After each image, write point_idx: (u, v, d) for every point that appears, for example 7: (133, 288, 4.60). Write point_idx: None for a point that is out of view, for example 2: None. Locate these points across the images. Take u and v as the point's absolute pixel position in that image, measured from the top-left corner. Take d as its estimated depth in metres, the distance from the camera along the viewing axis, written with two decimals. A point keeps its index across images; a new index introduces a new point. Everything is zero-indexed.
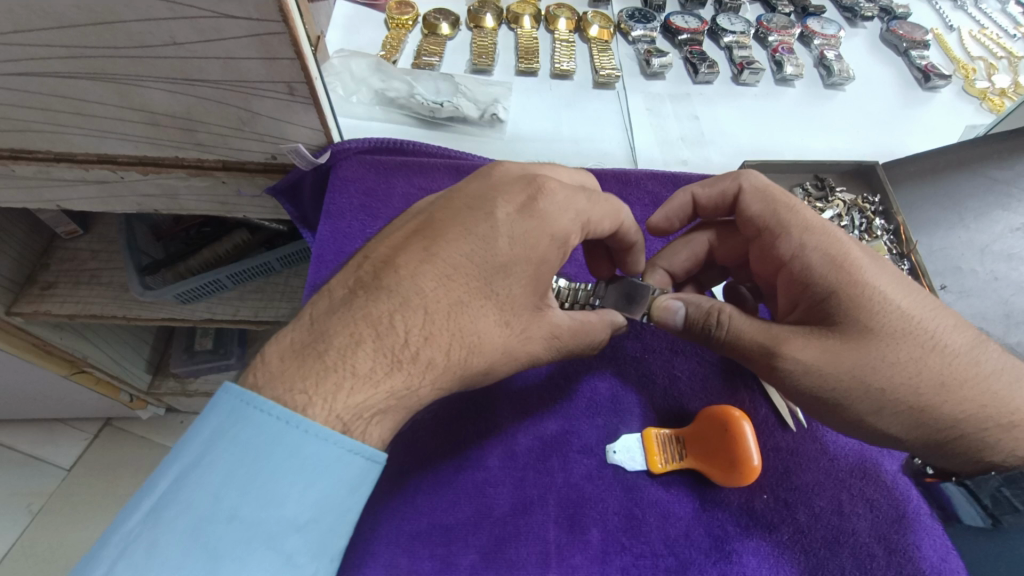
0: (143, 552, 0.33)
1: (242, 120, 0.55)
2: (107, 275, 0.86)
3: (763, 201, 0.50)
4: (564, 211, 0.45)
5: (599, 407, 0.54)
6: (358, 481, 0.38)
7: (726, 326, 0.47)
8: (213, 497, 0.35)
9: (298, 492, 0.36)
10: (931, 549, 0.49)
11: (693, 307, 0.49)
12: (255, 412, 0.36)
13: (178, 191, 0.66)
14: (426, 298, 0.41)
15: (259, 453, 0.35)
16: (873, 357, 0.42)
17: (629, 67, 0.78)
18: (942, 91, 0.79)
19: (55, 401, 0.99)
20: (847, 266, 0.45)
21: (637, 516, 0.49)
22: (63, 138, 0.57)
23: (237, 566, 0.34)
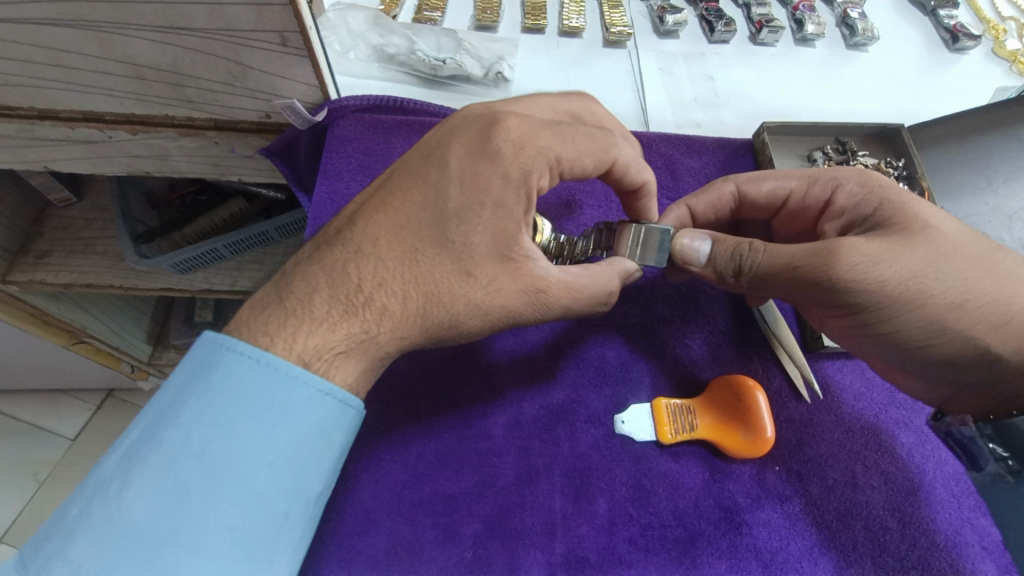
0: (120, 482, 0.34)
1: (232, 74, 0.52)
2: (102, 243, 0.83)
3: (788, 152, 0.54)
4: (526, 148, 0.42)
5: (606, 375, 0.53)
6: (329, 424, 0.39)
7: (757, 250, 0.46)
8: (185, 433, 0.36)
9: (268, 430, 0.37)
10: (947, 522, 0.48)
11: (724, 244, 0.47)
12: (227, 354, 0.38)
13: (169, 152, 0.63)
14: (378, 250, 0.41)
15: (228, 391, 0.37)
16: (919, 257, 0.42)
17: (641, 25, 0.74)
18: (971, 52, 0.75)
19: (55, 371, 0.98)
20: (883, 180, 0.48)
21: (645, 487, 0.48)
22: (45, 93, 0.54)
23: (209, 497, 0.35)
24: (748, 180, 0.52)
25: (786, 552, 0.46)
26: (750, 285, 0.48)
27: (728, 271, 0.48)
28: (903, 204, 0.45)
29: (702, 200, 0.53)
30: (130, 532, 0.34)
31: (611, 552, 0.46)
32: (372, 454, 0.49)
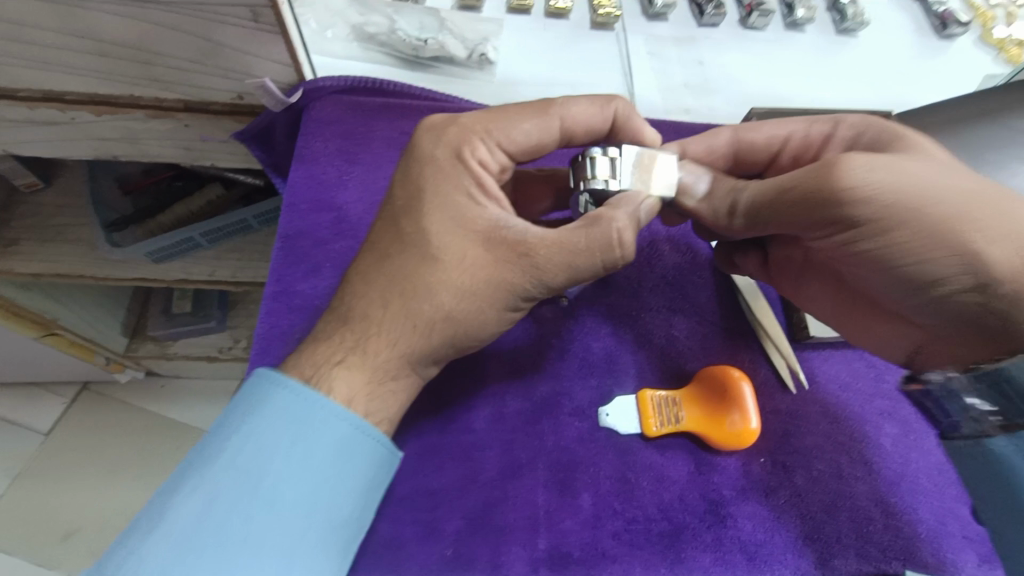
0: (172, 502, 0.39)
1: (202, 52, 0.49)
2: (73, 231, 0.80)
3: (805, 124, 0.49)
4: (442, 138, 0.45)
5: (592, 366, 0.52)
6: (359, 451, 0.42)
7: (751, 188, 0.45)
8: (227, 457, 0.40)
9: (303, 456, 0.41)
10: (930, 512, 0.48)
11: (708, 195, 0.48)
12: (273, 385, 0.42)
13: (138, 135, 0.60)
14: (361, 266, 0.45)
15: (273, 421, 0.41)
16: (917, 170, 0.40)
17: (630, 6, 0.71)
18: (960, 39, 0.74)
19: (26, 364, 0.95)
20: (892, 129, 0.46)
21: (630, 480, 0.47)
22: (0, 70, 0.51)
23: (246, 515, 0.39)
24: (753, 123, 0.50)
25: (770, 544, 0.46)
26: (749, 225, 0.46)
27: (727, 212, 0.47)
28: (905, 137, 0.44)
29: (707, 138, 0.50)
30: (177, 545, 0.37)
31: (595, 546, 0.45)
32: None
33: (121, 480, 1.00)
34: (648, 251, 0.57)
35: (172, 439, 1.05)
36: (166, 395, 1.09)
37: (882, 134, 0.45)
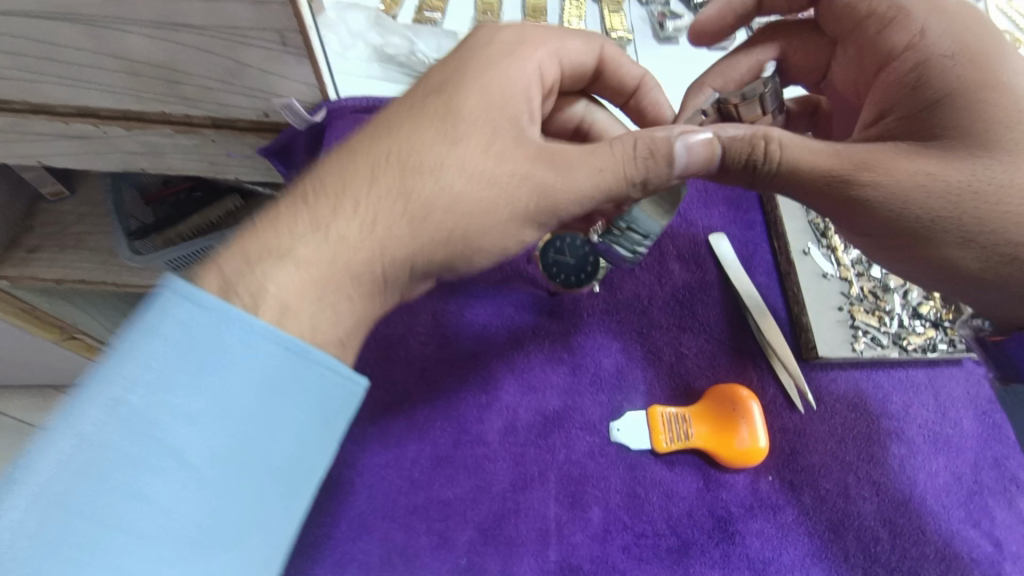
0: (59, 438, 0.32)
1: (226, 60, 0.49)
2: (95, 238, 0.82)
3: None
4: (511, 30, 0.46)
5: (603, 382, 0.53)
6: (313, 396, 0.37)
7: (779, 137, 0.41)
8: (145, 375, 0.33)
9: (241, 392, 0.35)
10: (936, 533, 0.49)
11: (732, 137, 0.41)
12: (187, 311, 0.35)
13: (165, 150, 0.62)
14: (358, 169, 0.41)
15: (192, 351, 0.34)
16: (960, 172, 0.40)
17: (642, 30, 0.74)
18: None
19: (44, 367, 0.97)
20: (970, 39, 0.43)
21: (639, 495, 0.48)
22: (39, 87, 0.53)
23: (151, 470, 0.33)
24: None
25: (778, 561, 0.47)
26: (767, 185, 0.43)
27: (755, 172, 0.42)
28: (991, 58, 0.42)
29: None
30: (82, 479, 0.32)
31: (604, 559, 0.46)
32: (368, 459, 0.49)
33: None
34: (658, 269, 0.58)
35: None
36: None
37: (944, 61, 0.43)
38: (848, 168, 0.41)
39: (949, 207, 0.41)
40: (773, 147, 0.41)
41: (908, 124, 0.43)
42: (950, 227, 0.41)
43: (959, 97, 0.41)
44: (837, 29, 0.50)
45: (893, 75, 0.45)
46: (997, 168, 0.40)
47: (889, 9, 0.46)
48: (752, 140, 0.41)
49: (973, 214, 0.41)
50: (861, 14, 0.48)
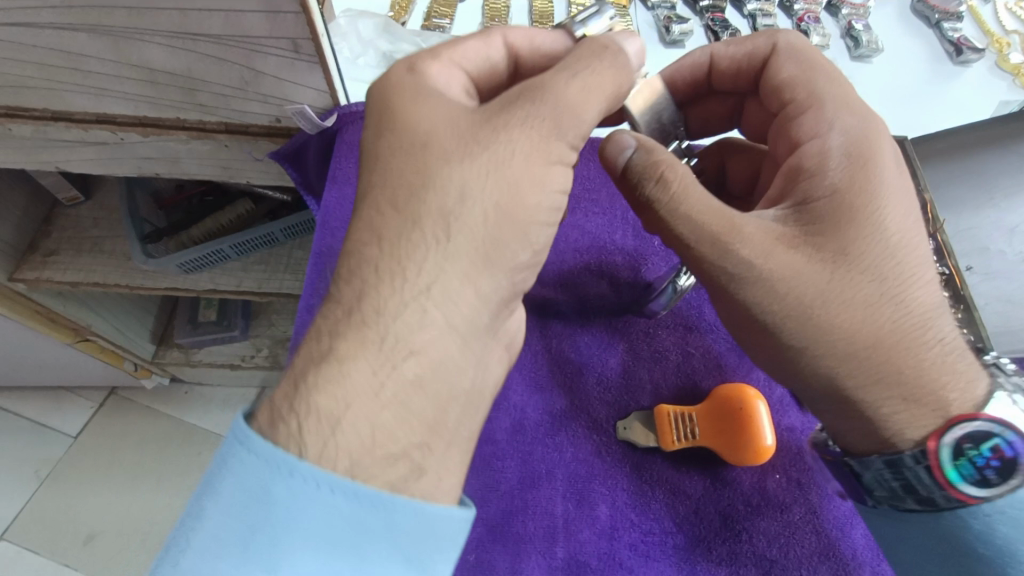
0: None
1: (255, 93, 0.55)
2: (110, 242, 0.84)
3: (797, 63, 0.48)
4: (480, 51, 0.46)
5: (609, 383, 0.53)
6: (442, 544, 0.35)
7: (673, 181, 0.41)
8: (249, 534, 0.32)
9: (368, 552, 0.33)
10: None
11: (641, 151, 0.42)
12: (267, 469, 0.31)
13: (179, 155, 0.63)
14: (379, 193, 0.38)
15: (271, 487, 0.32)
16: (809, 276, 0.40)
17: (647, 34, 0.74)
18: (974, 66, 0.75)
19: (60, 369, 0.99)
20: (863, 150, 0.43)
21: (646, 493, 0.49)
22: (59, 95, 0.55)
23: None
24: (787, 55, 0.49)
25: (786, 559, 0.47)
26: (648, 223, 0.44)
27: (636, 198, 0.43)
28: (870, 173, 0.43)
29: (735, 47, 0.51)
30: None
31: (611, 556, 0.46)
32: None
33: (143, 484, 1.03)
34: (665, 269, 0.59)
35: (194, 445, 1.08)
36: (189, 401, 1.12)
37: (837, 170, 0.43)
38: (669, 201, 0.41)
39: (779, 293, 0.40)
40: (658, 189, 0.41)
41: (800, 219, 0.42)
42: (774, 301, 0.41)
43: (840, 202, 0.42)
44: (776, 103, 0.49)
45: (800, 160, 0.44)
46: (850, 286, 0.40)
47: (807, 97, 0.47)
48: (654, 164, 0.41)
49: (800, 304, 0.40)
50: (786, 97, 0.48)
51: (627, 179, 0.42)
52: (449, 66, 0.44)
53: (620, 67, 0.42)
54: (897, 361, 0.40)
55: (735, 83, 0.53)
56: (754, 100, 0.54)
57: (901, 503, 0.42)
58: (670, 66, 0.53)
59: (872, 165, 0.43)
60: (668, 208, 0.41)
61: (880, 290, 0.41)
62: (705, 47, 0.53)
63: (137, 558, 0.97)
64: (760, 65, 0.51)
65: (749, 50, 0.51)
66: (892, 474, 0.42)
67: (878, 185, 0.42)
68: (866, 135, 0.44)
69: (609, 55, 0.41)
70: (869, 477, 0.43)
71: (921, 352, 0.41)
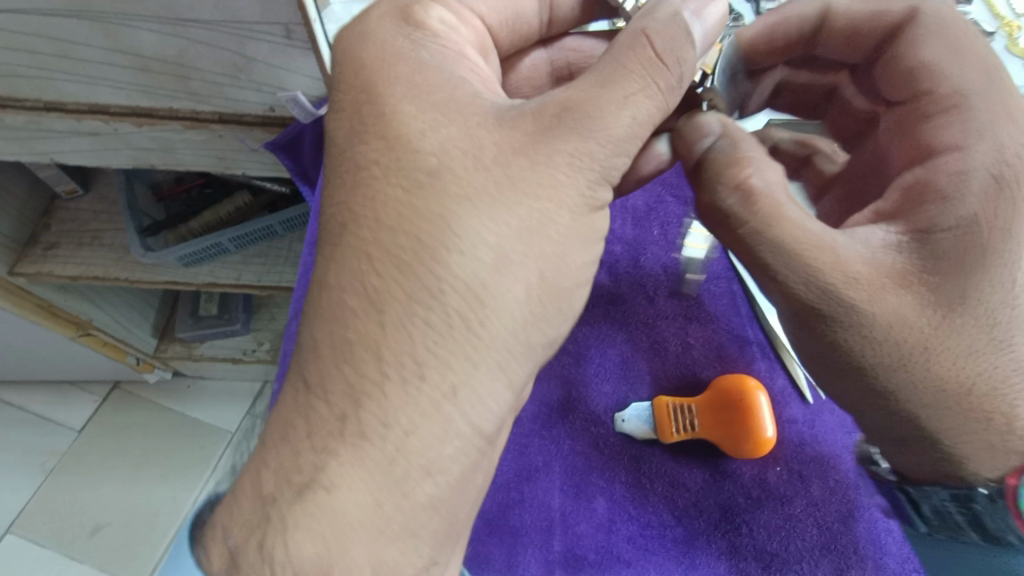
0: None
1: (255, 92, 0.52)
2: (110, 235, 0.84)
3: (944, 47, 0.42)
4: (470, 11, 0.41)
5: (608, 374, 0.52)
6: None
7: (756, 189, 0.36)
8: None
9: None
10: None
11: (719, 145, 0.38)
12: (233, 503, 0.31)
13: (174, 145, 0.63)
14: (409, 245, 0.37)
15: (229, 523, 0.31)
16: (900, 308, 0.36)
17: None
18: (984, 49, 0.73)
19: (63, 362, 0.99)
20: (1014, 168, 0.38)
21: (644, 485, 0.48)
22: (51, 85, 0.54)
23: None
24: (931, 33, 0.42)
25: (787, 553, 0.46)
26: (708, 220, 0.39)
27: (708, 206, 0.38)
28: (1011, 197, 0.37)
29: (858, 6, 0.45)
30: None
31: (609, 550, 0.45)
32: None
33: (146, 478, 1.03)
34: (664, 258, 0.58)
35: (197, 439, 1.08)
36: (192, 395, 1.12)
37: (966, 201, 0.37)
38: (755, 221, 0.36)
39: (872, 326, 0.37)
40: (736, 199, 0.37)
41: (918, 248, 0.37)
42: (861, 338, 0.37)
43: (971, 237, 0.37)
44: (906, 92, 0.44)
45: (935, 172, 0.39)
46: (962, 335, 0.37)
47: (952, 94, 0.41)
48: (735, 168, 0.37)
49: (899, 345, 0.37)
50: (919, 89, 0.43)
51: (701, 175, 0.38)
52: (454, 12, 0.40)
53: (662, 57, 0.35)
54: (978, 413, 0.38)
55: (841, 52, 0.48)
56: (865, 79, 0.48)
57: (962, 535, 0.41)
58: (780, 12, 0.46)
59: (1017, 191, 0.37)
60: (750, 224, 0.37)
61: (986, 334, 0.37)
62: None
63: (141, 550, 0.97)
64: (883, 40, 0.45)
65: (874, 14, 0.44)
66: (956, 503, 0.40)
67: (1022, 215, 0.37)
68: (1020, 156, 0.38)
69: (649, 40, 0.35)
70: (928, 509, 0.42)
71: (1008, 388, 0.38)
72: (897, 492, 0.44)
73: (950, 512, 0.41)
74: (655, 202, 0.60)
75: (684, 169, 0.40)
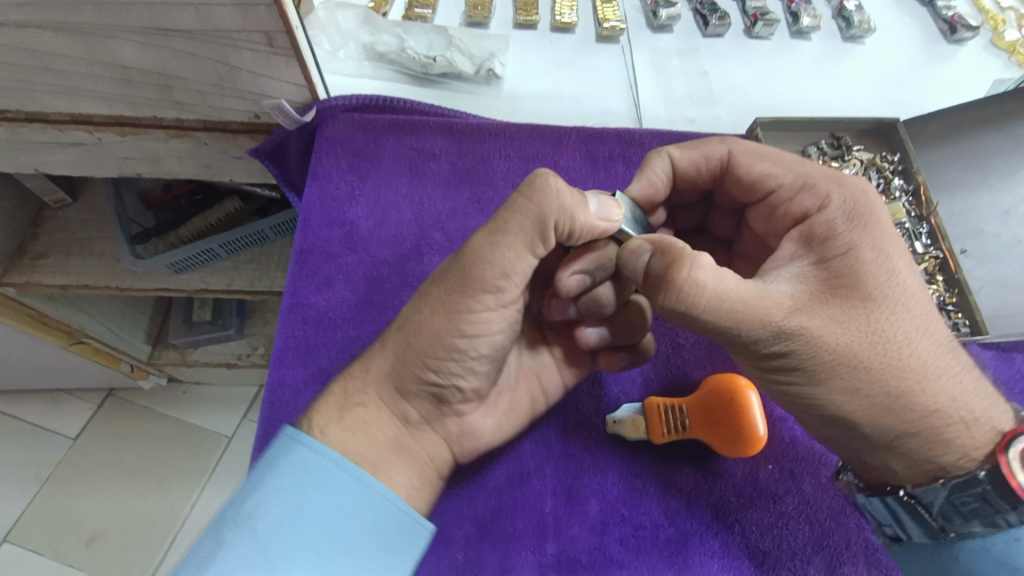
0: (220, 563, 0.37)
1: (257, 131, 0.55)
2: (99, 244, 0.83)
3: (763, 156, 0.44)
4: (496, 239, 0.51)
5: (598, 375, 0.52)
6: (393, 534, 0.42)
7: (705, 264, 0.36)
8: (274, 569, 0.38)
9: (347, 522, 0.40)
10: None
11: (657, 256, 0.38)
12: (405, 516, 0.42)
13: (160, 154, 0.62)
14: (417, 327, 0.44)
15: (400, 539, 0.42)
16: (849, 337, 0.37)
17: (634, 19, 0.72)
18: (969, 44, 0.73)
19: (57, 372, 0.98)
20: (874, 221, 0.40)
21: (637, 487, 0.48)
22: (32, 95, 0.53)
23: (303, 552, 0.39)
24: (750, 153, 0.45)
25: (778, 551, 0.46)
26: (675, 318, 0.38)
27: (658, 280, 0.37)
28: (878, 233, 0.39)
29: (690, 150, 0.46)
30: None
31: (602, 552, 0.46)
32: None
33: (144, 485, 1.03)
34: None
35: (194, 445, 1.07)
36: (186, 402, 1.11)
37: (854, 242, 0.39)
38: (707, 300, 0.36)
39: (823, 350, 0.37)
40: (697, 272, 0.36)
41: (822, 274, 0.39)
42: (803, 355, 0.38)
43: (855, 261, 0.38)
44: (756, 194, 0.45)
45: (809, 231, 0.40)
46: (880, 327, 0.38)
47: (796, 179, 0.43)
48: (676, 264, 0.36)
49: (826, 365, 0.38)
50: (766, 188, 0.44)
51: (651, 283, 0.38)
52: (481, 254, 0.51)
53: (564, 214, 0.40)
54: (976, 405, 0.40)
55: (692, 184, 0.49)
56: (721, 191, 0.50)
57: (968, 531, 0.40)
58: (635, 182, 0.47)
59: (876, 223, 0.40)
60: (702, 306, 0.36)
61: (914, 330, 0.39)
62: (663, 156, 0.47)
63: (140, 556, 0.97)
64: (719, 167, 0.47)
65: (702, 153, 0.46)
66: (969, 494, 0.39)
67: (882, 239, 0.39)
68: (866, 198, 0.41)
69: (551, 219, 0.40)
70: (938, 508, 0.41)
71: (950, 383, 0.40)
72: (893, 500, 0.43)
73: (956, 507, 0.40)
74: None
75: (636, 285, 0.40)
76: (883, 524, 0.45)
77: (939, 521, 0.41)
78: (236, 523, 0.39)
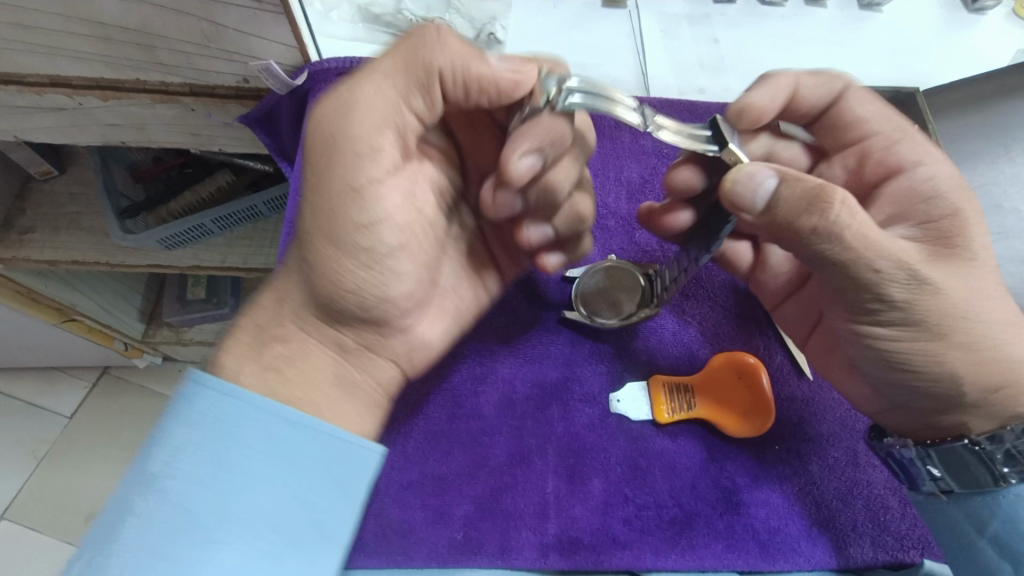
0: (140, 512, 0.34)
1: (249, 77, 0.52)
2: (87, 218, 0.80)
3: (872, 105, 0.46)
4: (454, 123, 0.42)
5: (602, 353, 0.50)
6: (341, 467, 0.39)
7: (854, 208, 0.35)
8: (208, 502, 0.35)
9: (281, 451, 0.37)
10: None
11: (786, 183, 0.35)
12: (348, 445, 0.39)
13: (145, 120, 0.59)
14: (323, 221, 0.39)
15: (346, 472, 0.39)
16: (968, 289, 0.38)
17: None
18: (991, 14, 0.70)
19: (50, 350, 0.97)
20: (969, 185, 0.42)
21: (641, 467, 0.47)
22: (7, 56, 0.50)
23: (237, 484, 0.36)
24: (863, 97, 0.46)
25: (785, 532, 0.45)
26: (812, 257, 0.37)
27: (809, 235, 0.35)
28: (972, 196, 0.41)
29: (818, 78, 0.46)
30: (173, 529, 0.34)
31: (605, 532, 0.45)
32: None
33: None
34: None
35: None
36: None
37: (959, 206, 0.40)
38: (857, 232, 0.34)
39: (950, 303, 0.37)
40: (846, 215, 0.34)
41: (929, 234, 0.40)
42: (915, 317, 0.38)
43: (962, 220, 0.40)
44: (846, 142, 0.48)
45: (911, 187, 0.42)
46: (990, 284, 0.39)
47: (895, 131, 0.46)
48: (823, 194, 0.34)
49: (948, 314, 0.38)
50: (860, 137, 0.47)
51: (784, 216, 0.35)
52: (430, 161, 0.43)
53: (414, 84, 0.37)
54: None
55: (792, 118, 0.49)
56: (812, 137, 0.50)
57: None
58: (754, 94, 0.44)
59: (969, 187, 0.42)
60: (851, 238, 0.35)
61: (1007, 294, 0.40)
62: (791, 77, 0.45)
63: None
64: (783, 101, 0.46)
65: (828, 80, 0.46)
66: None
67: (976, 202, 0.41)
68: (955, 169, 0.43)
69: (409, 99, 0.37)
70: (1004, 456, 0.39)
71: None
72: (960, 448, 0.40)
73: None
74: (650, 174, 0.57)
75: (745, 216, 0.37)
76: (935, 478, 0.42)
77: (1004, 468, 0.39)
78: (144, 488, 0.35)
